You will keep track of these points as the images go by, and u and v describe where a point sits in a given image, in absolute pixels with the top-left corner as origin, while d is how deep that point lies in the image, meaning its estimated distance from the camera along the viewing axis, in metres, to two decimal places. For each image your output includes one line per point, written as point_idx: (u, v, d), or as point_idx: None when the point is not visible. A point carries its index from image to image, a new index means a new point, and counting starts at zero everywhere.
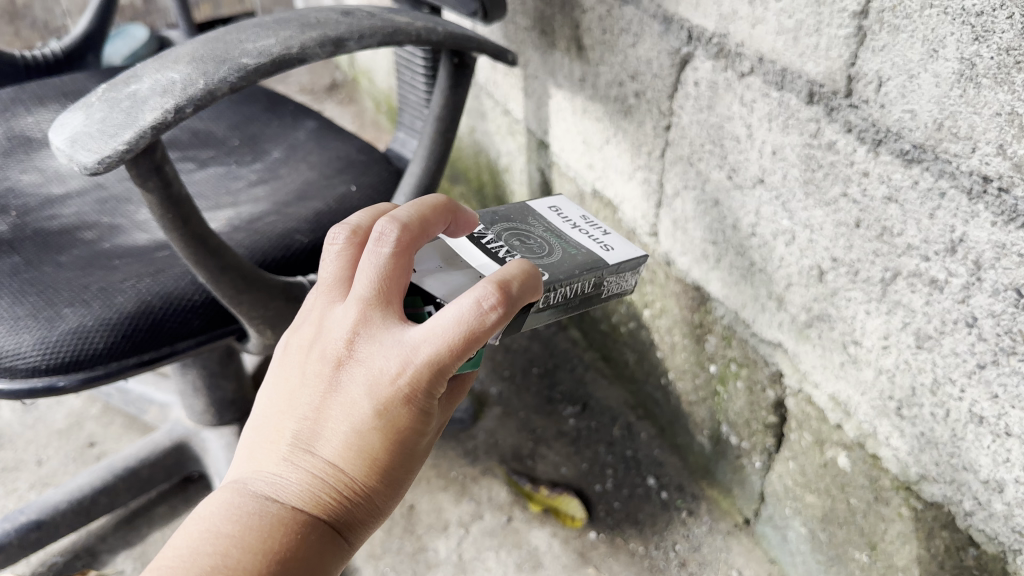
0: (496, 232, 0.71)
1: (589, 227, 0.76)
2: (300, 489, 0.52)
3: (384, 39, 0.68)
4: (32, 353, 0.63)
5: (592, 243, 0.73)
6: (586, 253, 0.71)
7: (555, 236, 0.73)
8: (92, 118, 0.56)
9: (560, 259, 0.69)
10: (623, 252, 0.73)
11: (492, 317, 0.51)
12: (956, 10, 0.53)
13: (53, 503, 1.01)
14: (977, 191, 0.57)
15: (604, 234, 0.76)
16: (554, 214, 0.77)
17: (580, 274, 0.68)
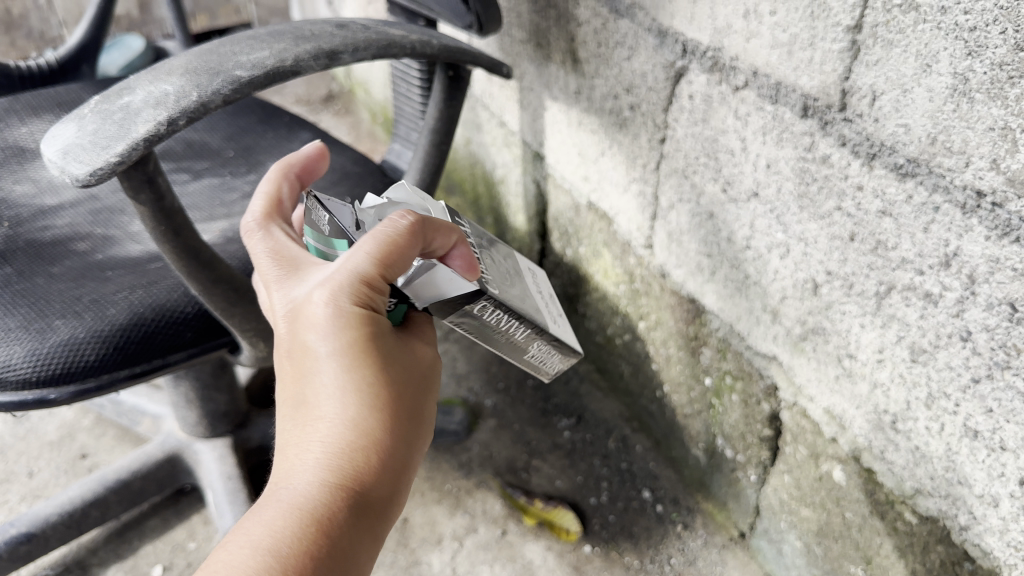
0: (472, 229, 0.67)
1: (547, 298, 0.71)
2: (306, 462, 0.50)
3: (378, 52, 0.68)
4: (23, 366, 0.63)
5: (544, 307, 0.69)
6: (536, 308, 0.66)
7: (520, 273, 0.70)
8: (85, 131, 0.56)
9: (514, 293, 0.64)
10: (566, 335, 0.70)
11: (395, 216, 0.53)
12: (950, 25, 0.53)
13: (44, 516, 1.00)
14: (970, 206, 0.57)
15: (557, 313, 0.73)
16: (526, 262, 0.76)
17: (524, 315, 0.64)
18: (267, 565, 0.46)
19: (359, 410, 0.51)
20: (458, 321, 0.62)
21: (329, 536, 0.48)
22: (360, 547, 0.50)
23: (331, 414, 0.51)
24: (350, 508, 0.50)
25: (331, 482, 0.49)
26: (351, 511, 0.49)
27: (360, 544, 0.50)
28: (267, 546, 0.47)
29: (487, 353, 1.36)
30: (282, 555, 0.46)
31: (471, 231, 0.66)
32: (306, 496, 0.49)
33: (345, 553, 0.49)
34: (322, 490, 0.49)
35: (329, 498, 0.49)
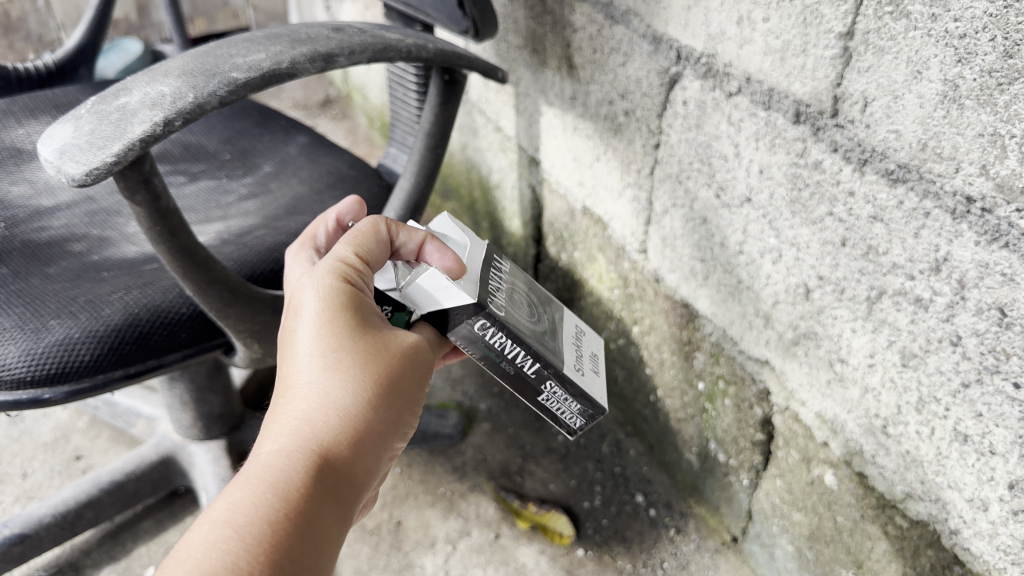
0: (508, 276, 0.72)
1: (585, 363, 0.75)
2: (279, 434, 0.53)
3: (374, 55, 0.69)
4: (18, 366, 0.63)
5: (573, 361, 0.72)
6: (556, 355, 0.70)
7: (551, 324, 0.74)
8: (81, 130, 0.57)
9: (531, 331, 0.68)
10: (590, 389, 0.72)
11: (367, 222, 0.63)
12: (940, 32, 0.54)
13: (37, 517, 1.00)
14: (960, 212, 0.57)
15: (592, 371, 0.75)
16: (574, 325, 0.79)
17: (530, 346, 0.67)
18: (226, 530, 0.47)
19: (330, 381, 0.55)
20: (466, 342, 0.66)
21: (293, 499, 0.49)
22: (329, 517, 0.51)
23: (306, 388, 0.55)
24: (317, 474, 0.51)
25: (299, 448, 0.52)
26: (317, 477, 0.51)
27: (329, 513, 0.51)
28: (231, 512, 0.48)
29: None
30: (244, 518, 0.47)
31: (506, 276, 0.71)
32: (273, 462, 0.51)
33: (312, 518, 0.49)
34: (289, 457, 0.51)
35: (296, 463, 0.51)
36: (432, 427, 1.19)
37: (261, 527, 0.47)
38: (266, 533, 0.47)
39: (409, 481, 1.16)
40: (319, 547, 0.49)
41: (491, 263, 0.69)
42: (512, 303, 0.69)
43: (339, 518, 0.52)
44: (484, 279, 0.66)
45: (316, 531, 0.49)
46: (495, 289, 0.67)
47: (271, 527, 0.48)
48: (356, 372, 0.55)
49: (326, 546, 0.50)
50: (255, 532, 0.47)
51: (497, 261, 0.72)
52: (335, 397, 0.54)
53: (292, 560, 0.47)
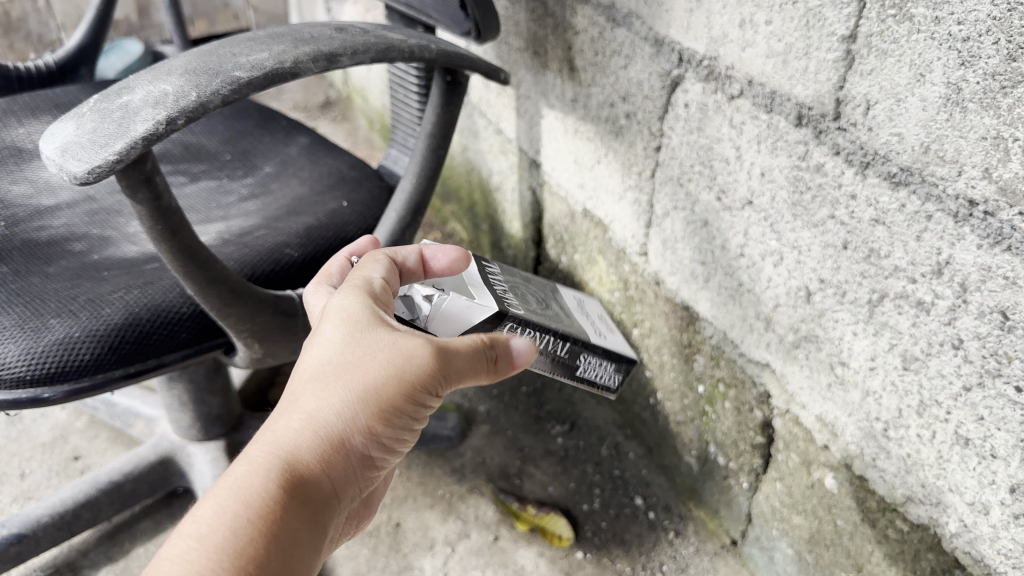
0: (502, 276, 0.75)
1: (597, 322, 0.85)
2: (262, 445, 0.52)
3: (377, 56, 0.69)
4: (18, 364, 0.63)
5: (590, 329, 0.81)
6: (575, 327, 0.77)
7: (553, 308, 0.78)
8: (84, 129, 0.57)
9: (549, 317, 0.73)
10: (616, 347, 0.79)
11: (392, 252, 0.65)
12: (943, 35, 0.54)
13: (35, 517, 1.00)
14: (963, 215, 0.57)
15: (604, 335, 0.81)
16: (571, 302, 0.86)
17: (557, 331, 0.71)
18: (189, 544, 0.46)
19: (322, 398, 0.53)
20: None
21: (262, 515, 0.48)
22: (299, 536, 0.50)
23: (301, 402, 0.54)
24: (291, 491, 0.50)
25: (277, 463, 0.51)
26: (290, 494, 0.50)
27: (297, 528, 0.49)
28: (197, 524, 0.47)
29: None
30: (208, 530, 0.47)
31: (500, 277, 0.74)
32: (248, 473, 0.50)
33: (279, 536, 0.48)
34: (265, 470, 0.50)
35: (271, 476, 0.50)
36: (431, 429, 1.19)
37: (223, 543, 0.46)
38: (229, 547, 0.46)
39: (407, 483, 1.16)
40: (282, 561, 0.48)
41: (485, 273, 0.72)
42: (519, 299, 0.72)
43: (311, 537, 0.51)
44: (489, 289, 0.69)
45: (283, 551, 0.48)
46: (503, 293, 0.70)
47: (233, 541, 0.47)
48: (349, 392, 0.53)
49: (293, 567, 0.49)
50: (217, 546, 0.46)
51: (488, 266, 0.74)
52: (323, 415, 0.53)
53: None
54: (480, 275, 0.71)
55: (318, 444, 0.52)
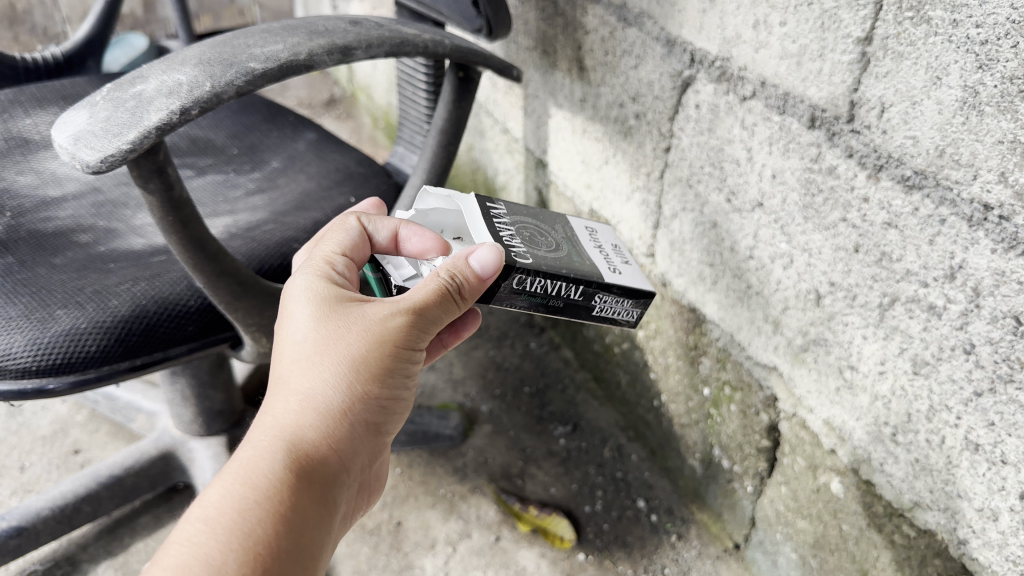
0: (513, 219, 0.72)
1: (613, 254, 0.76)
2: (256, 432, 0.54)
3: (392, 49, 0.69)
4: (24, 355, 0.62)
5: (603, 263, 0.73)
6: (589, 262, 0.71)
7: (569, 244, 0.73)
8: (96, 117, 0.56)
9: (558, 258, 0.69)
10: (631, 281, 0.72)
11: (352, 220, 0.65)
12: (961, 38, 0.54)
13: (35, 510, 1.00)
14: (977, 219, 0.57)
15: (623, 263, 0.75)
16: (586, 231, 0.78)
17: (570, 274, 0.67)
18: (201, 526, 0.48)
19: (306, 376, 0.56)
20: (511, 298, 0.67)
21: (267, 493, 0.50)
22: (306, 509, 0.51)
23: (286, 386, 0.56)
24: (291, 467, 0.52)
25: (273, 443, 0.52)
26: (290, 470, 0.52)
27: (307, 499, 0.52)
28: (205, 509, 0.48)
29: (483, 359, 1.36)
30: (216, 513, 0.48)
31: (510, 222, 0.71)
32: (247, 458, 0.51)
33: (286, 511, 0.50)
34: (263, 452, 0.52)
35: (270, 457, 0.52)
36: (433, 427, 1.18)
37: (234, 524, 0.48)
38: (239, 527, 0.48)
39: (409, 482, 1.15)
40: (298, 532, 0.50)
41: (492, 220, 0.69)
42: (531, 245, 0.69)
43: (317, 510, 0.52)
44: (495, 236, 0.67)
45: (294, 525, 0.50)
46: (510, 239, 0.68)
47: (245, 521, 0.48)
48: (329, 364, 0.56)
49: (304, 540, 0.51)
50: (229, 527, 0.48)
51: (494, 211, 0.72)
52: (307, 392, 0.55)
53: (267, 553, 0.48)
54: (485, 221, 0.69)
55: (307, 420, 0.55)
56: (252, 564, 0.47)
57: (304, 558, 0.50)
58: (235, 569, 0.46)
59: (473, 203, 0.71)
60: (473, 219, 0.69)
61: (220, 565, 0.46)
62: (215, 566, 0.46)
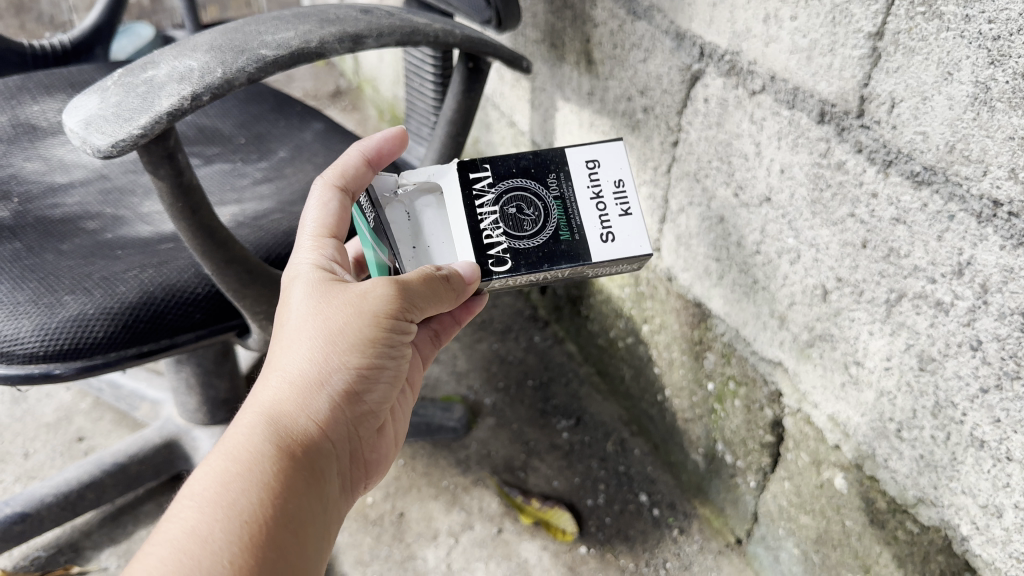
0: (499, 191, 0.71)
1: (614, 202, 0.73)
2: (244, 411, 0.56)
3: (402, 39, 0.69)
4: (31, 339, 0.63)
5: (596, 225, 0.71)
6: (576, 237, 0.70)
7: (561, 206, 0.71)
8: (107, 103, 0.56)
9: (541, 245, 0.70)
10: (622, 245, 0.71)
11: (330, 198, 0.68)
12: (973, 34, 0.54)
13: (39, 496, 1.00)
14: (986, 216, 0.57)
15: (622, 214, 0.72)
16: (586, 167, 0.74)
17: (550, 267, 0.69)
18: (188, 500, 0.50)
19: (291, 354, 0.58)
20: (497, 285, 0.71)
21: (251, 466, 0.52)
22: (292, 478, 0.53)
23: (271, 368, 0.58)
24: (275, 439, 0.54)
25: (257, 418, 0.55)
26: (274, 443, 0.54)
27: (292, 470, 0.53)
28: (193, 486, 0.51)
29: (487, 352, 1.36)
30: (203, 488, 0.50)
31: (495, 200, 0.70)
32: (232, 435, 0.54)
33: (271, 479, 0.52)
34: (247, 427, 0.54)
35: (255, 432, 0.54)
36: (437, 419, 1.19)
37: (219, 496, 0.50)
38: (225, 499, 0.50)
39: (412, 473, 1.15)
40: (287, 501, 0.52)
41: (474, 210, 0.70)
42: (513, 232, 0.69)
43: (305, 479, 0.54)
44: (474, 240, 0.69)
45: (281, 493, 0.52)
46: (491, 233, 0.69)
47: (230, 492, 0.50)
48: (312, 340, 0.58)
49: (293, 508, 0.52)
50: (215, 499, 0.50)
51: (477, 185, 0.71)
52: (292, 369, 0.57)
53: (253, 518, 0.50)
54: (467, 217, 0.70)
55: (292, 395, 0.57)
56: (239, 532, 0.49)
57: (293, 523, 0.52)
58: (223, 536, 0.48)
59: (455, 184, 0.71)
60: (456, 216, 0.70)
61: (208, 534, 0.48)
62: (202, 536, 0.48)
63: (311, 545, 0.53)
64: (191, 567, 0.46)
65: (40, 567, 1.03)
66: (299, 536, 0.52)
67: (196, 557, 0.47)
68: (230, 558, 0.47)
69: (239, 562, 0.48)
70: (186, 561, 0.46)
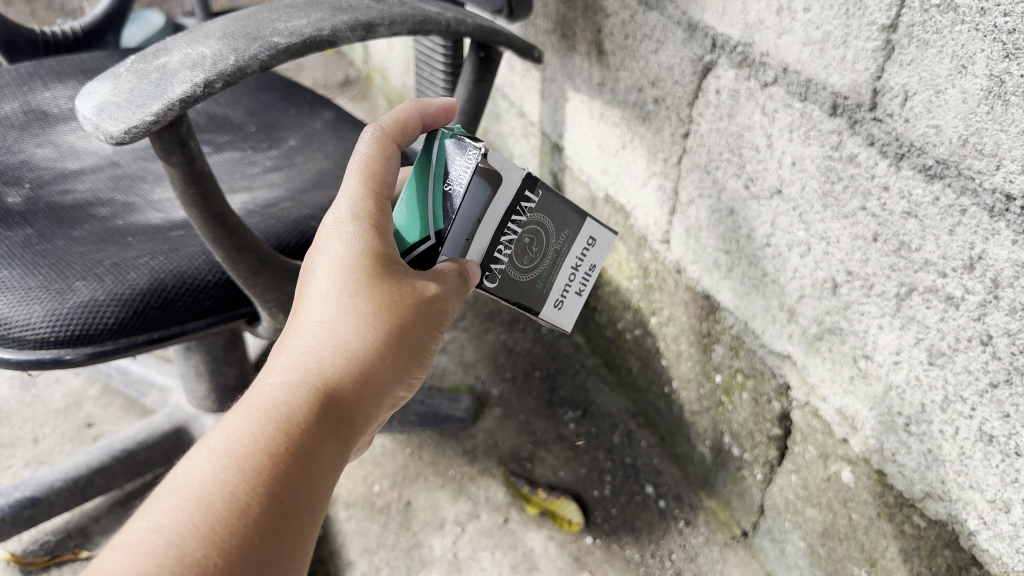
0: (530, 218, 0.69)
1: (579, 279, 0.77)
2: (287, 367, 0.52)
3: (414, 27, 0.68)
4: (43, 325, 0.63)
5: (558, 290, 0.76)
6: (541, 295, 0.74)
7: (551, 261, 0.74)
8: (120, 89, 0.57)
9: (521, 283, 0.72)
10: (555, 317, 0.77)
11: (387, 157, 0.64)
12: (988, 27, 0.53)
13: (48, 481, 1.01)
14: (998, 210, 0.57)
15: (577, 291, 0.78)
16: (585, 243, 0.76)
17: (509, 301, 0.72)
18: (224, 459, 0.45)
19: (345, 323, 0.54)
20: None
21: (298, 436, 0.48)
22: (328, 459, 0.49)
23: (315, 325, 0.54)
24: (320, 413, 0.50)
25: (306, 384, 0.51)
26: (319, 414, 0.50)
27: (330, 452, 0.50)
28: (230, 441, 0.46)
29: (495, 343, 1.36)
30: (242, 448, 0.46)
31: (523, 224, 0.69)
32: (275, 395, 0.49)
33: (312, 456, 0.48)
34: (293, 392, 0.50)
35: (302, 399, 0.50)
36: (444, 409, 1.19)
37: (260, 462, 0.45)
38: (266, 466, 0.46)
39: (419, 463, 1.16)
40: (319, 485, 0.48)
41: (506, 221, 0.67)
42: (514, 259, 0.70)
43: (337, 464, 0.50)
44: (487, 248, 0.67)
45: (317, 475, 0.48)
46: (502, 249, 0.68)
47: (271, 463, 0.46)
48: (370, 315, 0.55)
49: (323, 491, 0.48)
50: (254, 465, 0.45)
51: (523, 202, 0.68)
52: (344, 338, 0.54)
53: (290, 496, 0.46)
54: (498, 224, 0.66)
55: (341, 366, 0.53)
56: (274, 509, 0.45)
57: (320, 510, 0.48)
58: (257, 511, 0.44)
59: (511, 192, 0.66)
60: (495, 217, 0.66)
61: (243, 505, 0.44)
62: (235, 504, 0.43)
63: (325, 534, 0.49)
64: (220, 540, 0.42)
65: (49, 551, 1.04)
66: (320, 523, 0.48)
67: (229, 528, 0.43)
68: (262, 538, 0.43)
69: (268, 544, 0.44)
70: (215, 531, 0.42)
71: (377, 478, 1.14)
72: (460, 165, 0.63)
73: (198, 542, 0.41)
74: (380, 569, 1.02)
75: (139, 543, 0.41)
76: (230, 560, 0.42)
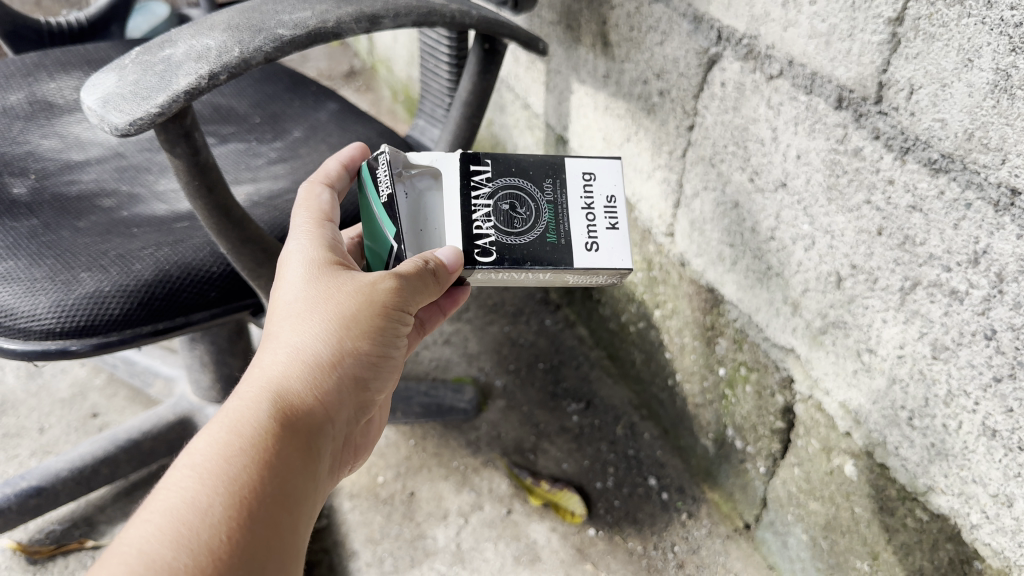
0: (496, 185, 0.70)
1: (602, 215, 0.72)
2: (244, 386, 0.54)
3: (418, 19, 0.68)
4: (48, 316, 0.63)
5: (582, 233, 0.71)
6: (563, 243, 0.70)
7: (552, 210, 0.71)
8: (126, 80, 0.57)
9: (529, 242, 0.69)
10: (604, 259, 0.70)
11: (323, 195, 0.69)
12: (995, 20, 0.53)
13: (54, 470, 1.01)
14: (1004, 204, 0.56)
15: (609, 227, 0.72)
16: (581, 179, 0.73)
17: (533, 264, 0.68)
18: (186, 470, 0.47)
19: (299, 333, 0.57)
20: (482, 277, 0.70)
21: (256, 439, 0.50)
22: (292, 458, 0.51)
23: (273, 343, 0.57)
24: (277, 415, 0.52)
25: (262, 393, 0.53)
26: (276, 417, 0.52)
27: (292, 448, 0.51)
28: (192, 455, 0.48)
29: (499, 335, 1.36)
30: (203, 459, 0.48)
31: (490, 193, 0.70)
32: (233, 407, 0.52)
33: (272, 454, 0.50)
34: (249, 402, 0.52)
35: (256, 406, 0.52)
36: (447, 400, 1.20)
37: (219, 467, 0.47)
38: (225, 469, 0.48)
39: (422, 453, 1.16)
40: (285, 480, 0.50)
41: (469, 200, 0.69)
42: (503, 227, 0.69)
43: (304, 461, 0.52)
44: (466, 228, 0.68)
45: (281, 471, 0.50)
46: (481, 224, 0.68)
47: (231, 466, 0.48)
48: (321, 320, 0.58)
49: (291, 486, 0.50)
50: (216, 470, 0.47)
51: (476, 177, 0.70)
52: (298, 346, 0.57)
53: (253, 493, 0.47)
54: (460, 202, 0.68)
55: (299, 372, 0.55)
56: (239, 506, 0.46)
57: (292, 505, 0.50)
58: (221, 511, 0.46)
59: (454, 176, 0.70)
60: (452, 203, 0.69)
61: (206, 506, 0.45)
62: (201, 508, 0.45)
63: (303, 528, 0.50)
64: (187, 540, 0.44)
65: (55, 540, 1.05)
66: (295, 518, 0.49)
67: (195, 529, 0.44)
68: (227, 534, 0.45)
69: (236, 539, 0.45)
70: (181, 533, 0.44)
71: (382, 469, 1.14)
72: (380, 172, 0.67)
73: (165, 544, 0.43)
74: (384, 560, 1.03)
75: (112, 555, 0.43)
76: (201, 558, 0.43)
